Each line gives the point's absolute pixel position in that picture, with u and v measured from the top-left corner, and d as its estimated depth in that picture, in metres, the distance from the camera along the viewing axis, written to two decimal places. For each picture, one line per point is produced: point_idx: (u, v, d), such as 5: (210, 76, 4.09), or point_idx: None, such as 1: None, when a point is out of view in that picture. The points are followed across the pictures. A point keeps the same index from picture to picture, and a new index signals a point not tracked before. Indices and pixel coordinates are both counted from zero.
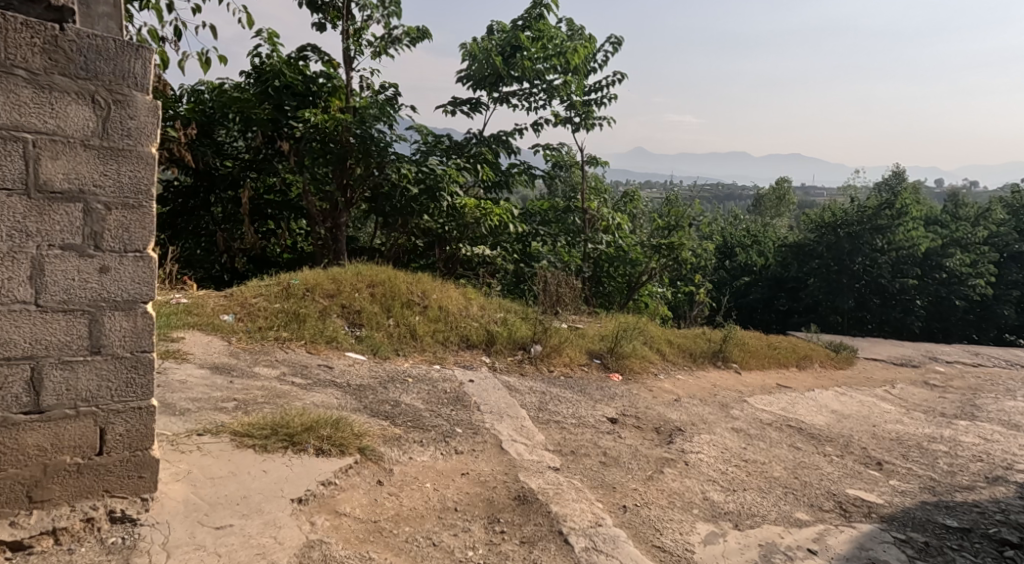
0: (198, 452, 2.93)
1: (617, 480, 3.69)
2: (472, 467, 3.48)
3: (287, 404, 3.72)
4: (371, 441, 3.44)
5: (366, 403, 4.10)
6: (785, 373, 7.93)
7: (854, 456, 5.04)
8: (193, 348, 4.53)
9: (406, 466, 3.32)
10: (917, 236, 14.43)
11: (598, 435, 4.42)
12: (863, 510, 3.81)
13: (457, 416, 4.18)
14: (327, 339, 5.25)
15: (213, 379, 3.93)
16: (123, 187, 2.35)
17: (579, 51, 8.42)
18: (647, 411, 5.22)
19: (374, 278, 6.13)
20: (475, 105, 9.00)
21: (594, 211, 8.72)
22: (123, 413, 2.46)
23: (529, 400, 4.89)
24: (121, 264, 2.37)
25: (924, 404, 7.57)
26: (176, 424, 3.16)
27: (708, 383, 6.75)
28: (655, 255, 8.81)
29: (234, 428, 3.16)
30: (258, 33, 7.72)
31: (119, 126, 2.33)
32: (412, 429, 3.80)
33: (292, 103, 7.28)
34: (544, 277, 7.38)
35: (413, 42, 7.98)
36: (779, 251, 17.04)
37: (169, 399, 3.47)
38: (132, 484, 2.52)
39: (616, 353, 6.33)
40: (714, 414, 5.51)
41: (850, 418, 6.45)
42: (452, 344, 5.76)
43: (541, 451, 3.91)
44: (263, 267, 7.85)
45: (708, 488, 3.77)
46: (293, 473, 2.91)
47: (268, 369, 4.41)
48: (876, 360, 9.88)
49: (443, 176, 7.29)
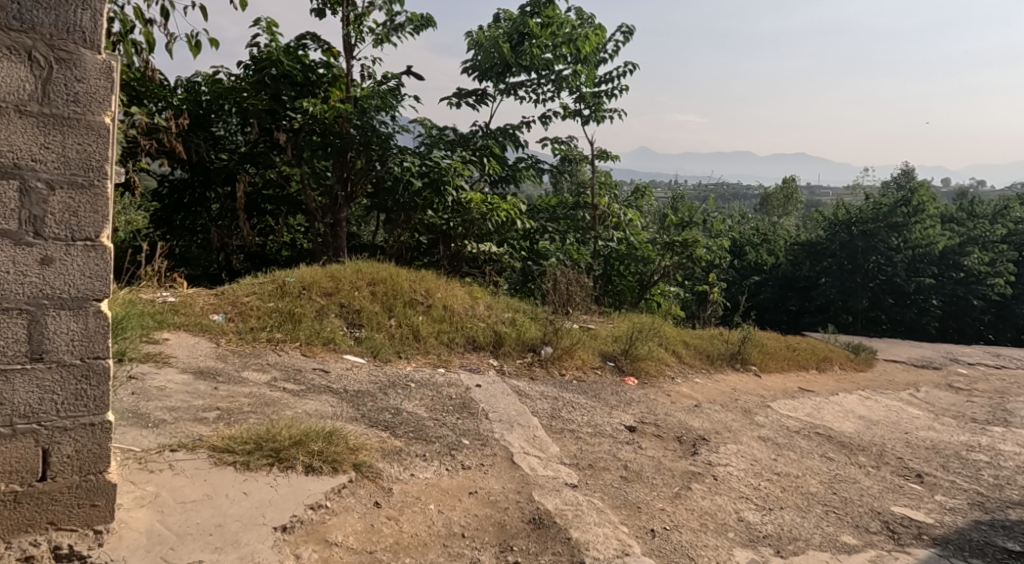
0: (169, 471, 2.57)
1: (641, 497, 3.33)
2: (480, 485, 3.12)
3: (276, 414, 3.35)
4: (369, 456, 3.09)
5: (364, 411, 3.74)
6: (806, 376, 7.53)
7: (891, 467, 4.64)
8: (177, 350, 4.19)
9: (407, 485, 2.96)
10: (934, 234, 14.01)
11: (616, 445, 4.07)
12: (913, 532, 3.43)
13: (462, 426, 3.82)
14: (324, 340, 4.90)
15: (196, 386, 3.57)
16: (69, 162, 2.00)
17: (591, 39, 8.00)
18: (667, 418, 4.85)
19: (375, 277, 5.77)
20: (481, 97, 8.64)
21: (604, 207, 8.36)
22: (72, 430, 2.11)
23: (540, 407, 4.52)
24: (67, 255, 2.02)
25: (953, 409, 7.17)
26: (147, 439, 2.79)
27: (727, 386, 6.38)
28: (667, 253, 8.41)
29: (212, 442, 2.81)
30: (256, 21, 7.40)
31: (63, 89, 1.97)
32: (414, 441, 3.44)
33: (290, 93, 6.89)
34: (554, 274, 7.00)
35: (416, 30, 7.63)
36: (791, 250, 16.65)
37: (143, 407, 3.11)
38: (83, 515, 2.16)
39: (631, 356, 5.96)
40: (738, 421, 5.13)
41: (879, 424, 6.05)
42: (457, 346, 5.41)
43: (556, 465, 3.55)
44: (260, 264, 7.48)
45: (742, 507, 3.40)
46: (278, 496, 2.55)
47: (258, 374, 4.05)
48: (896, 362, 9.48)
49: (448, 169, 6.99)
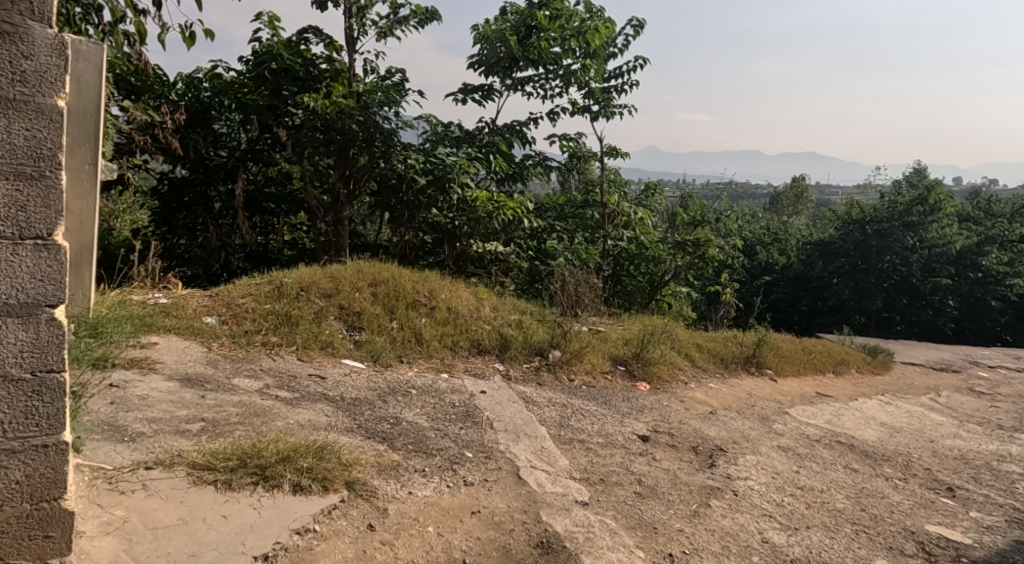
0: (143, 493, 2.38)
1: (657, 517, 3.10)
2: (484, 504, 2.89)
3: (266, 426, 3.13)
4: (362, 472, 2.86)
5: (361, 421, 3.51)
6: (823, 380, 7.26)
7: (919, 479, 4.38)
8: (165, 355, 3.98)
9: (403, 505, 2.73)
10: (951, 232, 13.68)
11: (629, 457, 3.82)
12: (950, 554, 3.21)
13: (466, 436, 3.59)
14: (322, 344, 4.67)
15: (181, 394, 3.36)
16: (16, 149, 1.86)
17: (600, 32, 7.73)
18: (682, 427, 4.59)
19: (376, 277, 5.55)
20: (488, 93, 8.41)
21: (613, 206, 8.03)
22: (20, 453, 1.95)
23: (548, 415, 4.27)
24: (15, 254, 1.88)
25: (977, 415, 6.89)
26: (120, 455, 2.57)
27: (742, 392, 6.12)
28: (679, 253, 8.10)
29: (192, 459, 2.59)
30: (256, 15, 7.16)
31: (9, 67, 1.84)
32: (413, 454, 3.21)
33: (291, 88, 6.65)
34: (562, 274, 6.77)
35: (421, 23, 7.40)
36: (804, 249, 16.36)
37: (121, 419, 2.89)
38: (35, 547, 2.00)
39: (643, 360, 5.72)
40: (756, 430, 4.88)
41: (903, 432, 5.78)
42: (462, 350, 5.18)
43: (565, 480, 3.31)
44: (261, 264, 7.19)
45: (765, 526, 3.17)
46: (261, 521, 2.36)
47: (250, 382, 3.81)
48: (913, 365, 9.20)
49: (453, 166, 6.76)
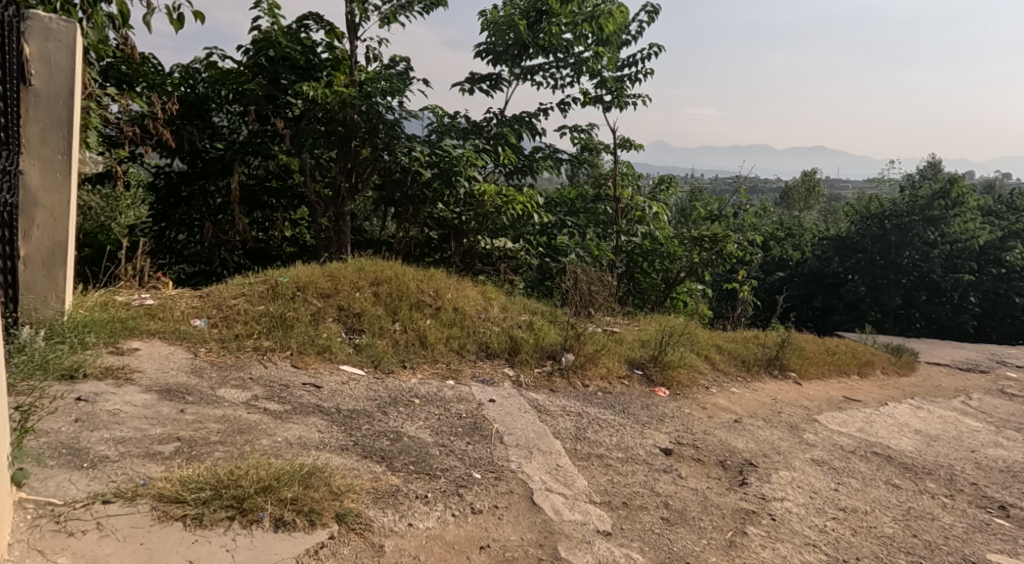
0: (96, 533, 2.12)
1: (689, 549, 2.77)
2: (494, 537, 2.56)
3: (250, 445, 2.81)
4: (357, 501, 2.53)
5: (357, 437, 3.18)
6: (848, 383, 6.89)
7: (967, 496, 4.01)
8: (145, 363, 3.67)
9: (403, 540, 2.41)
10: (974, 227, 13.11)
11: (652, 475, 3.47)
12: None
13: (472, 454, 3.25)
14: (319, 349, 4.34)
15: (158, 409, 3.02)
16: None
17: (614, 17, 7.33)
18: (707, 438, 4.23)
19: (379, 276, 5.19)
20: (496, 83, 8.05)
21: (627, 200, 7.60)
22: None
23: (562, 426, 3.91)
24: None
25: (1014, 420, 6.50)
26: (78, 487, 2.29)
27: (766, 396, 5.78)
28: (695, 249, 7.67)
29: (160, 489, 2.31)
30: (256, 3, 6.83)
31: None
32: (414, 477, 2.86)
33: (290, 77, 6.29)
34: (574, 272, 6.38)
35: (426, 9, 7.04)
36: (819, 245, 15.93)
37: (84, 440, 2.58)
38: None
39: (662, 363, 5.34)
40: (786, 441, 4.50)
41: (940, 440, 5.40)
42: (469, 354, 4.83)
43: (584, 505, 2.95)
44: (259, 260, 6.85)
45: (810, 559, 2.85)
46: None
47: (236, 393, 3.48)
48: (939, 365, 8.80)
49: (460, 158, 6.42)
